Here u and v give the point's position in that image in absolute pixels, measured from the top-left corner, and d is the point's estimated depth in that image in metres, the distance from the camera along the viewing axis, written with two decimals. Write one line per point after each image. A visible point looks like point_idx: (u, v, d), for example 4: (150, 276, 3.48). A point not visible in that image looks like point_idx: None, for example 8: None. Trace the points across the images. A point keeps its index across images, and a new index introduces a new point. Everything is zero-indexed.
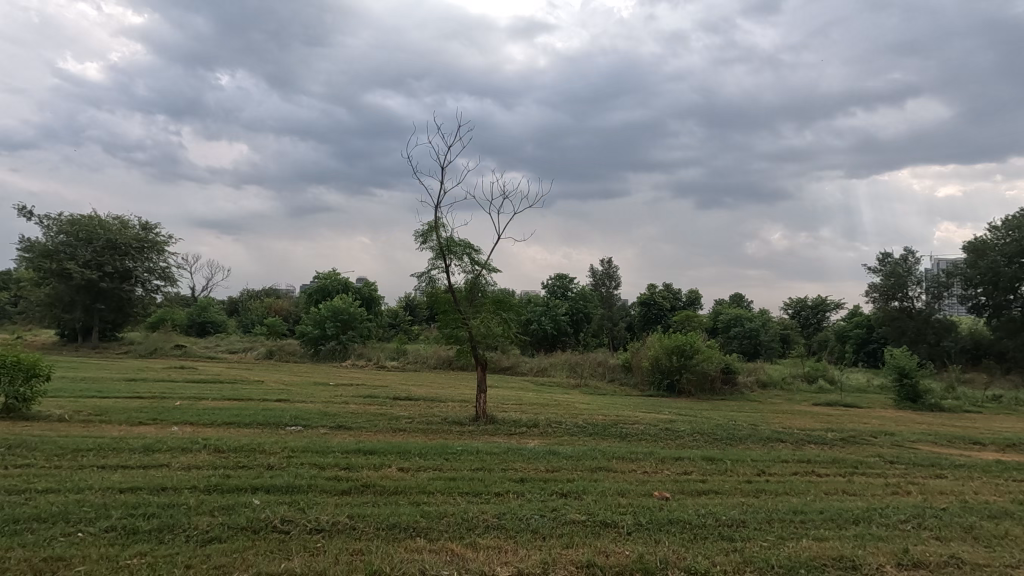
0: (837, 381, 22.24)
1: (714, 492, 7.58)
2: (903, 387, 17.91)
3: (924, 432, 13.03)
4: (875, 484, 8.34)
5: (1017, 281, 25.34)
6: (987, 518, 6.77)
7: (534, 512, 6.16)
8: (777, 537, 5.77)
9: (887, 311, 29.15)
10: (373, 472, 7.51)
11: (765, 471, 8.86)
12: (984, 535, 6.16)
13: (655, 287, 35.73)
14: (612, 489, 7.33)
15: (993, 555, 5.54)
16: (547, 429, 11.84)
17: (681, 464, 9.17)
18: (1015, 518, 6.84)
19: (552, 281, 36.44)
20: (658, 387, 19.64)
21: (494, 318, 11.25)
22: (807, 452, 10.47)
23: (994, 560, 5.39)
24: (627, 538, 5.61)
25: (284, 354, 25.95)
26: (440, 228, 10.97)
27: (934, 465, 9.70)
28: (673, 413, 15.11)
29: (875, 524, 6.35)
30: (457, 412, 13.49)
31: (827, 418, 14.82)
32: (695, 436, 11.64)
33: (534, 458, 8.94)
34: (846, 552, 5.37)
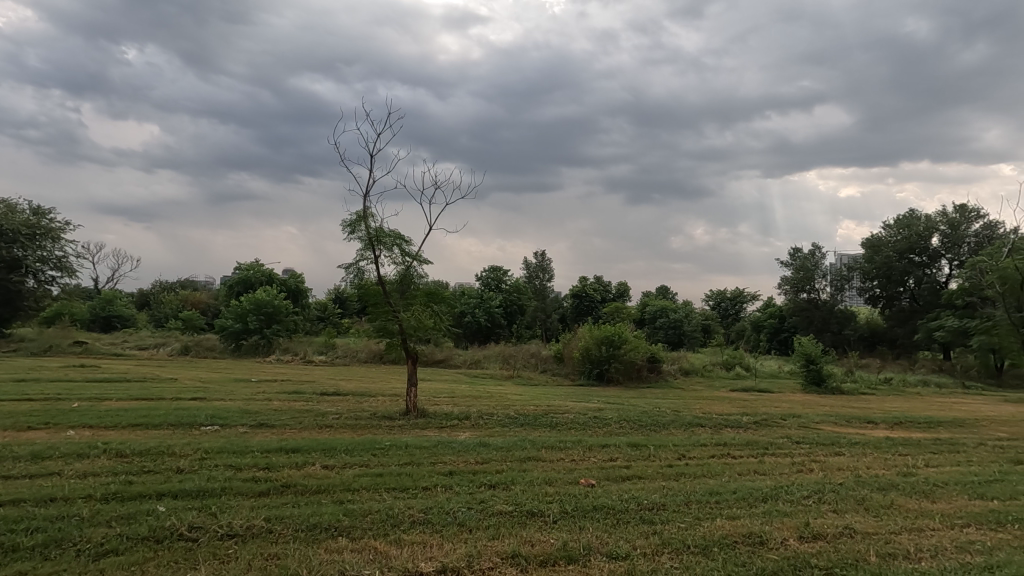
0: (752, 368, 23.72)
1: (638, 477, 7.77)
2: (809, 371, 19.30)
3: (827, 413, 14.10)
4: (782, 463, 8.89)
5: (906, 275, 27.98)
6: (877, 490, 7.34)
7: (462, 505, 6.03)
8: (693, 518, 5.98)
9: (796, 302, 31.59)
10: (294, 471, 7.11)
11: (685, 455, 9.21)
12: (873, 505, 6.67)
13: (586, 280, 36.51)
14: (540, 478, 7.34)
15: (881, 523, 6.00)
16: (478, 421, 11.74)
17: (607, 451, 9.35)
18: (900, 489, 7.46)
19: (486, 273, 36.38)
20: (588, 377, 20.09)
21: (425, 310, 10.98)
22: (724, 436, 11.00)
23: (881, 528, 5.83)
24: (552, 527, 5.61)
25: (201, 349, 24.34)
26: (369, 217, 10.54)
27: (834, 443, 10.48)
28: (602, 401, 15.46)
29: (782, 501, 6.73)
30: (387, 406, 13.13)
31: (743, 403, 15.72)
32: (622, 423, 11.95)
33: (464, 450, 8.81)
34: (755, 529, 5.64)
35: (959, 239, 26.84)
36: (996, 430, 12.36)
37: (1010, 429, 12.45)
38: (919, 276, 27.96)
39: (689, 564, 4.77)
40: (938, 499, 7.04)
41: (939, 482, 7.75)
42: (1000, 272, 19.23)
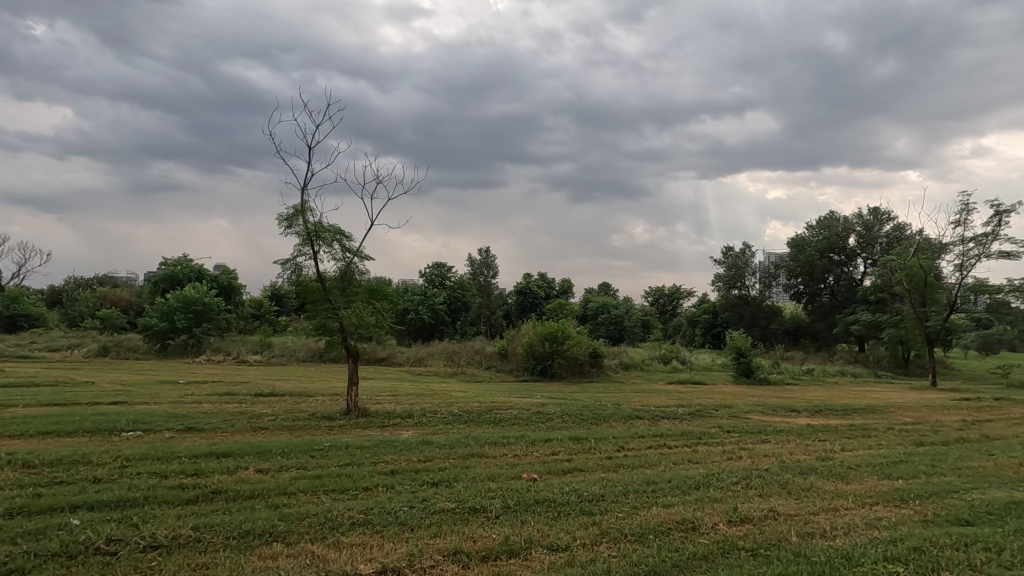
0: (687, 361, 24.74)
1: (579, 470, 7.94)
2: (740, 364, 20.35)
3: (755, 403, 14.92)
4: (714, 452, 9.33)
5: (826, 273, 29.97)
6: (798, 474, 7.84)
7: (403, 505, 5.96)
8: (630, 507, 6.18)
9: (728, 298, 33.17)
10: (225, 476, 6.79)
11: (624, 447, 9.49)
12: (795, 489, 7.12)
13: (531, 277, 36.82)
14: (483, 474, 7.37)
15: (801, 505, 6.42)
16: (421, 419, 11.62)
17: (549, 445, 9.49)
18: (818, 472, 8.00)
19: (430, 270, 36.03)
20: (532, 373, 20.30)
21: (367, 307, 10.74)
22: (661, 427, 11.42)
23: (802, 510, 6.24)
24: (494, 522, 5.64)
25: (122, 350, 22.77)
26: (307, 212, 10.21)
27: (761, 431, 11.11)
28: (545, 396, 15.68)
29: (713, 488, 7.07)
30: (327, 406, 12.77)
31: (679, 395, 16.38)
32: (564, 418, 12.16)
33: (406, 449, 8.70)
34: (687, 515, 5.90)
35: (872, 240, 29.03)
36: (902, 415, 13.49)
37: (915, 414, 13.64)
38: (838, 274, 30.05)
39: (626, 552, 4.92)
40: (851, 480, 7.60)
41: (852, 465, 8.38)
42: (907, 270, 20.97)
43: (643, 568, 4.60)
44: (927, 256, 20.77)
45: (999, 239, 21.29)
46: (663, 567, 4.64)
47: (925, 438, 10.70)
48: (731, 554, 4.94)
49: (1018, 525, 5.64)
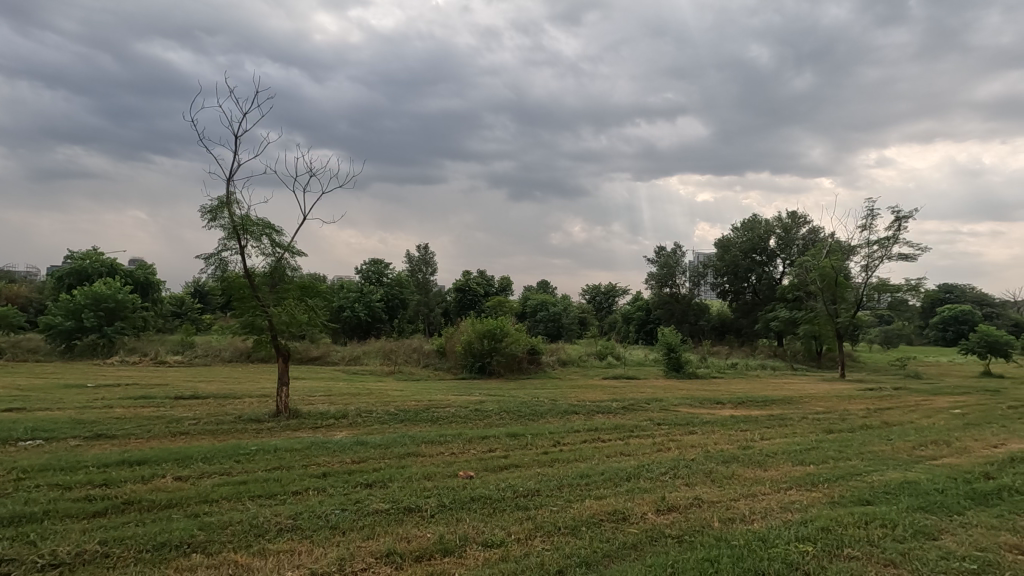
0: (622, 357, 25.52)
1: (515, 466, 8.00)
2: (670, 359, 21.22)
3: (684, 396, 15.61)
4: (645, 444, 9.67)
5: (749, 272, 31.74)
6: (722, 463, 8.26)
7: (335, 508, 5.78)
8: (565, 501, 6.29)
9: (660, 295, 34.42)
10: (139, 486, 6.33)
11: (560, 442, 9.65)
12: (719, 477, 7.49)
13: (470, 274, 36.67)
14: (419, 474, 7.27)
15: (724, 492, 6.77)
16: (356, 419, 11.33)
17: (487, 443, 9.50)
18: (740, 460, 8.47)
19: (366, 266, 35.16)
20: (470, 370, 20.25)
21: (299, 305, 10.33)
22: (596, 421, 11.70)
23: (724, 497, 6.58)
24: (429, 521, 5.58)
25: (20, 352, 20.73)
26: (233, 204, 9.67)
27: (689, 423, 11.63)
28: (483, 394, 15.70)
29: (643, 479, 7.32)
30: (255, 408, 12.18)
31: (613, 390, 16.86)
32: (502, 415, 12.23)
33: (339, 450, 8.44)
34: (619, 506, 6.07)
35: (790, 242, 31.02)
36: (815, 405, 14.54)
37: (825, 404, 14.74)
38: (759, 273, 31.91)
39: (560, 545, 5.00)
40: (769, 467, 8.10)
41: (770, 453, 8.92)
42: (820, 270, 22.61)
43: (575, 559, 4.70)
44: (838, 258, 22.47)
45: (898, 242, 23.39)
46: (595, 558, 4.76)
47: (834, 426, 11.59)
48: (658, 542, 5.13)
49: (911, 502, 6.21)
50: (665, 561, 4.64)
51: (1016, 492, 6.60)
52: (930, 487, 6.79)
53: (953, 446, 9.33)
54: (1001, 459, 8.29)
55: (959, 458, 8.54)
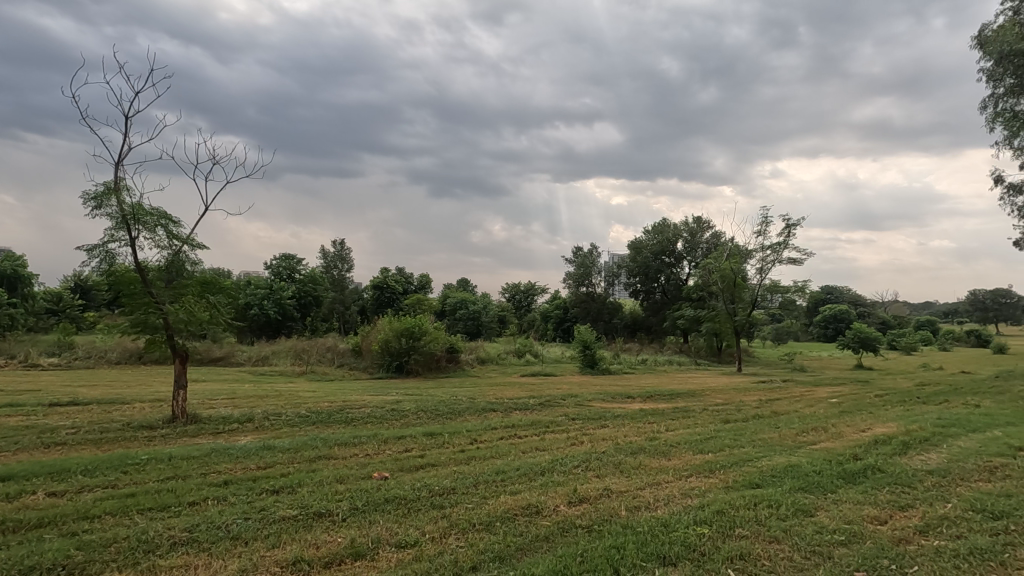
0: (539, 355, 26.07)
1: (431, 465, 7.95)
2: (585, 355, 21.96)
3: (598, 392, 16.22)
4: (560, 438, 9.98)
5: (659, 273, 33.55)
6: (631, 454, 8.69)
7: (237, 517, 5.48)
8: (480, 498, 6.36)
9: (577, 295, 35.90)
10: (3, 505, 5.65)
11: (476, 440, 9.72)
12: (626, 467, 7.88)
13: (389, 271, 35.71)
14: (330, 477, 7.04)
15: (630, 482, 7.15)
16: (263, 423, 10.75)
17: (403, 443, 9.37)
18: (646, 451, 8.96)
19: (276, 261, 33.42)
20: (387, 369, 19.80)
21: (199, 302, 9.64)
22: (513, 418, 11.90)
23: (631, 486, 6.94)
24: (341, 525, 5.43)
25: None
26: (123, 191, 8.83)
27: (601, 417, 12.12)
28: (400, 393, 15.41)
29: (556, 472, 7.55)
30: (147, 414, 11.21)
31: (531, 387, 17.17)
32: (419, 414, 12.10)
33: (243, 456, 7.98)
34: (532, 500, 6.23)
35: (695, 246, 33.10)
36: (715, 398, 15.65)
37: (724, 396, 15.90)
38: (667, 274, 33.77)
39: (474, 541, 5.05)
40: (672, 456, 8.63)
41: (673, 443, 9.50)
42: (721, 272, 24.28)
43: (489, 554, 4.77)
44: (737, 261, 24.29)
45: (787, 248, 25.68)
46: (508, 551, 4.86)
47: (731, 416, 12.54)
48: (569, 533, 5.32)
49: (793, 484, 6.87)
50: (574, 551, 4.82)
51: (878, 470, 7.49)
52: (809, 469, 7.55)
53: (829, 432, 10.42)
54: (867, 442, 9.37)
55: (834, 443, 9.55)
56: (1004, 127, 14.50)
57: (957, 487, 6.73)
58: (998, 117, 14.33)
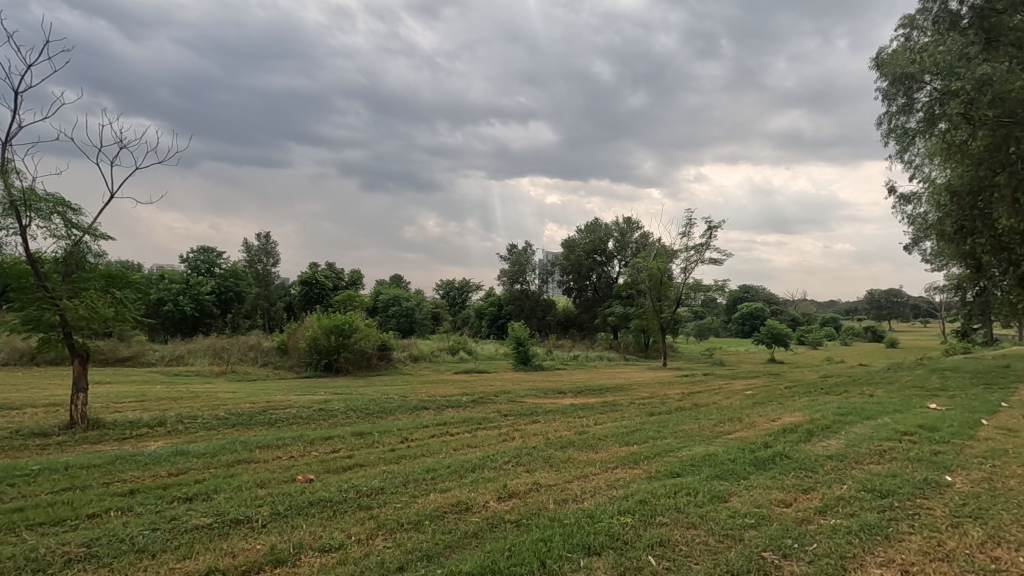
0: (473, 352, 26.05)
1: (359, 465, 7.76)
2: (518, 352, 22.17)
3: (530, 388, 16.42)
4: (491, 435, 10.03)
5: (591, 271, 34.47)
6: (560, 448, 8.87)
7: (143, 528, 5.10)
8: (409, 497, 6.27)
9: (512, 292, 36.10)
10: None
11: (407, 438, 9.58)
12: (555, 461, 8.04)
13: (318, 267, 34.42)
14: (250, 481, 6.70)
15: (560, 476, 7.30)
16: (176, 427, 10.05)
17: (330, 443, 9.07)
18: (575, 444, 9.17)
19: (194, 255, 31.41)
20: (315, 368, 19.05)
21: (103, 297, 8.87)
22: (445, 416, 11.83)
23: (559, 480, 7.09)
24: (260, 532, 5.18)
25: None
26: (11, 174, 7.96)
27: (532, 413, 12.28)
28: (328, 392, 14.90)
29: (487, 468, 7.58)
30: (40, 420, 10.17)
31: (464, 384, 17.14)
32: (348, 413, 11.77)
33: (152, 463, 7.43)
34: (462, 497, 6.22)
35: (625, 245, 34.22)
36: (642, 391, 16.28)
37: (650, 390, 16.58)
38: (599, 273, 34.68)
39: (401, 541, 4.97)
40: (599, 449, 8.89)
41: (601, 436, 9.79)
42: (648, 271, 25.16)
43: (416, 553, 4.71)
44: (663, 260, 25.31)
45: (709, 249, 27.10)
46: (437, 550, 4.81)
47: (655, 409, 13.09)
48: (498, 528, 5.35)
49: (710, 472, 7.27)
50: (503, 545, 4.85)
51: (785, 457, 8.07)
52: (724, 457, 8.02)
53: (743, 422, 11.11)
54: (777, 430, 10.07)
55: (748, 432, 10.19)
56: (896, 142, 16.20)
57: (851, 469, 7.38)
58: (891, 132, 15.85)
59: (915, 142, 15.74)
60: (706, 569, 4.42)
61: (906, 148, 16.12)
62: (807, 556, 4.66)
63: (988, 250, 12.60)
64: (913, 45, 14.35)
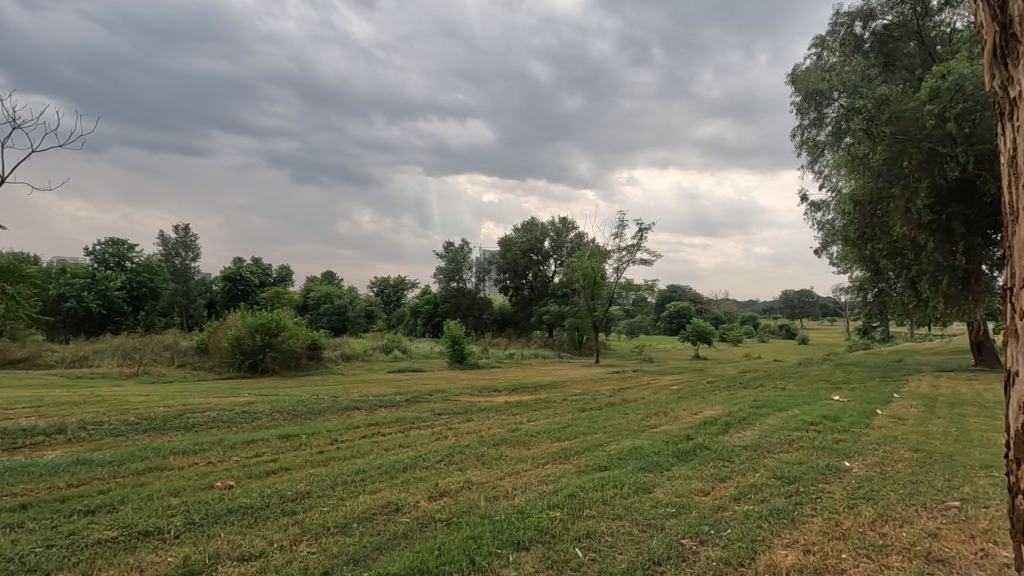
0: (407, 351, 25.63)
1: (284, 469, 7.45)
2: (454, 350, 22.02)
3: (466, 386, 16.36)
4: (424, 434, 9.91)
5: (527, 270, 34.90)
6: (493, 446, 8.92)
7: (36, 546, 4.67)
8: (337, 499, 6.09)
9: (448, 290, 35.84)
10: None
11: (337, 439, 9.30)
12: (488, 459, 8.08)
13: (242, 262, 32.43)
14: (162, 490, 6.28)
15: (491, 473, 7.34)
16: (78, 434, 9.26)
17: (253, 447, 8.66)
18: (508, 442, 9.25)
19: (101, 247, 28.95)
20: (239, 369, 18.08)
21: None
22: (377, 416, 11.58)
23: (491, 477, 7.14)
24: (173, 543, 4.87)
25: None
26: None
27: (466, 412, 12.25)
28: (252, 394, 14.20)
29: (419, 468, 7.49)
30: None
31: (398, 383, 16.83)
32: (274, 415, 11.29)
33: (49, 474, 6.80)
34: (393, 498, 6.13)
35: (560, 245, 34.74)
36: (575, 388, 16.63)
37: (582, 386, 16.99)
38: (535, 271, 35.13)
39: (327, 546, 4.83)
40: (532, 446, 9.01)
41: (533, 433, 9.91)
42: (583, 270, 25.72)
43: (342, 558, 4.59)
44: (596, 260, 25.95)
45: (640, 250, 28.07)
46: (364, 553, 4.71)
47: (587, 405, 13.43)
48: (428, 528, 5.31)
49: (635, 465, 7.56)
50: (432, 545, 4.82)
51: (705, 448, 8.52)
52: (650, 450, 8.37)
53: (669, 416, 11.62)
54: (698, 423, 10.61)
55: (672, 425, 10.67)
56: (808, 153, 17.31)
57: (764, 458, 7.90)
58: (804, 144, 16.88)
59: (825, 154, 16.90)
60: (629, 559, 4.59)
61: (817, 158, 17.36)
62: (722, 541, 4.94)
63: (885, 255, 13.71)
64: (823, 64, 15.08)
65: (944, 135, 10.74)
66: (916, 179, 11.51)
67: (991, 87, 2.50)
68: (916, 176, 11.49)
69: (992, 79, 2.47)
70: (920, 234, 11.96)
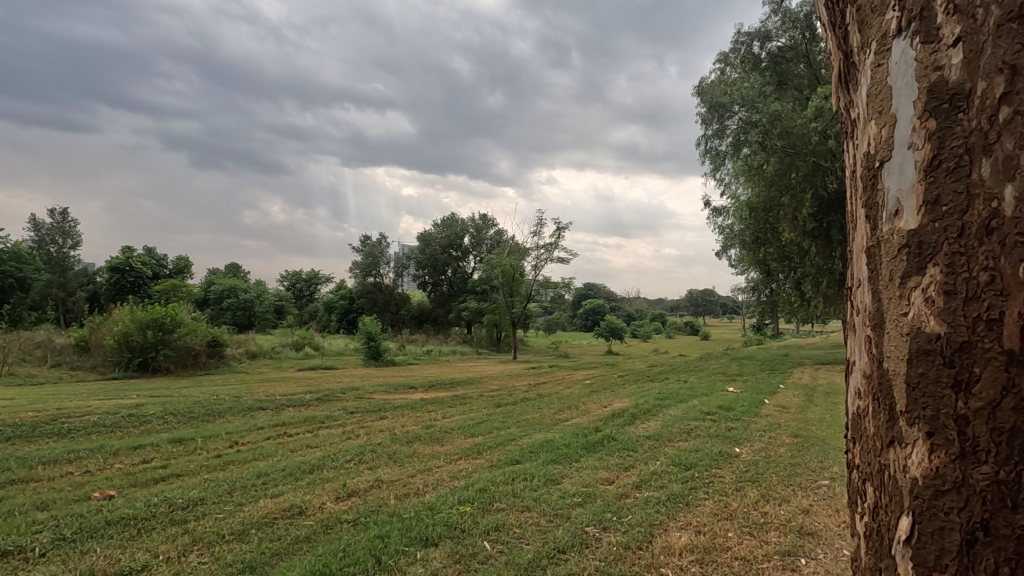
0: (320, 348, 24.57)
1: (176, 475, 6.90)
2: (369, 347, 21.39)
3: (380, 384, 15.96)
4: (334, 433, 9.57)
5: (446, 266, 34.75)
6: (405, 443, 8.79)
7: None
8: (234, 505, 5.74)
9: (364, 285, 34.77)
10: None
11: (238, 442, 8.75)
12: (399, 457, 7.94)
13: (131, 251, 29.47)
14: (26, 505, 5.61)
15: (402, 471, 7.22)
16: None
17: (140, 453, 7.95)
18: (421, 439, 9.14)
19: None
20: (125, 369, 16.43)
21: None
22: (284, 416, 11.03)
23: (402, 475, 7.03)
24: (36, 563, 4.37)
25: None
26: None
27: (379, 409, 11.97)
28: (141, 396, 12.98)
29: (326, 469, 7.23)
30: None
31: (308, 381, 16.13)
32: (167, 418, 10.43)
33: None
34: (296, 501, 5.87)
35: (480, 241, 34.82)
36: (490, 384, 16.74)
37: (498, 382, 17.16)
38: (454, 267, 35.00)
39: (221, 554, 4.54)
40: (445, 442, 8.96)
41: (447, 429, 9.88)
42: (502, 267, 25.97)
43: (238, 566, 4.34)
44: (515, 257, 26.29)
45: (557, 248, 28.74)
46: (262, 560, 4.47)
47: (502, 400, 13.57)
48: (333, 530, 5.13)
49: (546, 457, 7.76)
50: (336, 547, 4.68)
51: (612, 439, 8.90)
52: (560, 443, 8.62)
53: (580, 409, 12.02)
54: (606, 416, 11.06)
55: (582, 418, 11.07)
56: (711, 161, 18.43)
57: (664, 447, 8.39)
58: (707, 152, 18.01)
59: (725, 163, 18.13)
60: (536, 548, 4.71)
61: (718, 167, 18.59)
62: (623, 527, 5.20)
63: (775, 258, 14.90)
64: (725, 79, 16.16)
65: (826, 150, 12.23)
66: (802, 189, 12.86)
67: (838, 108, 2.79)
68: (801, 187, 12.82)
69: (838, 101, 2.76)
70: (804, 240, 13.21)
